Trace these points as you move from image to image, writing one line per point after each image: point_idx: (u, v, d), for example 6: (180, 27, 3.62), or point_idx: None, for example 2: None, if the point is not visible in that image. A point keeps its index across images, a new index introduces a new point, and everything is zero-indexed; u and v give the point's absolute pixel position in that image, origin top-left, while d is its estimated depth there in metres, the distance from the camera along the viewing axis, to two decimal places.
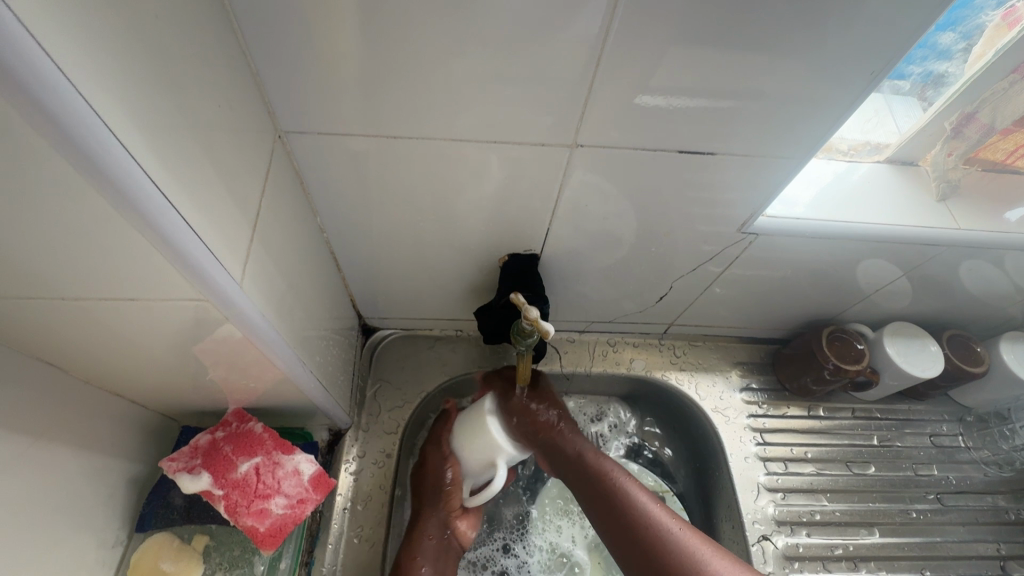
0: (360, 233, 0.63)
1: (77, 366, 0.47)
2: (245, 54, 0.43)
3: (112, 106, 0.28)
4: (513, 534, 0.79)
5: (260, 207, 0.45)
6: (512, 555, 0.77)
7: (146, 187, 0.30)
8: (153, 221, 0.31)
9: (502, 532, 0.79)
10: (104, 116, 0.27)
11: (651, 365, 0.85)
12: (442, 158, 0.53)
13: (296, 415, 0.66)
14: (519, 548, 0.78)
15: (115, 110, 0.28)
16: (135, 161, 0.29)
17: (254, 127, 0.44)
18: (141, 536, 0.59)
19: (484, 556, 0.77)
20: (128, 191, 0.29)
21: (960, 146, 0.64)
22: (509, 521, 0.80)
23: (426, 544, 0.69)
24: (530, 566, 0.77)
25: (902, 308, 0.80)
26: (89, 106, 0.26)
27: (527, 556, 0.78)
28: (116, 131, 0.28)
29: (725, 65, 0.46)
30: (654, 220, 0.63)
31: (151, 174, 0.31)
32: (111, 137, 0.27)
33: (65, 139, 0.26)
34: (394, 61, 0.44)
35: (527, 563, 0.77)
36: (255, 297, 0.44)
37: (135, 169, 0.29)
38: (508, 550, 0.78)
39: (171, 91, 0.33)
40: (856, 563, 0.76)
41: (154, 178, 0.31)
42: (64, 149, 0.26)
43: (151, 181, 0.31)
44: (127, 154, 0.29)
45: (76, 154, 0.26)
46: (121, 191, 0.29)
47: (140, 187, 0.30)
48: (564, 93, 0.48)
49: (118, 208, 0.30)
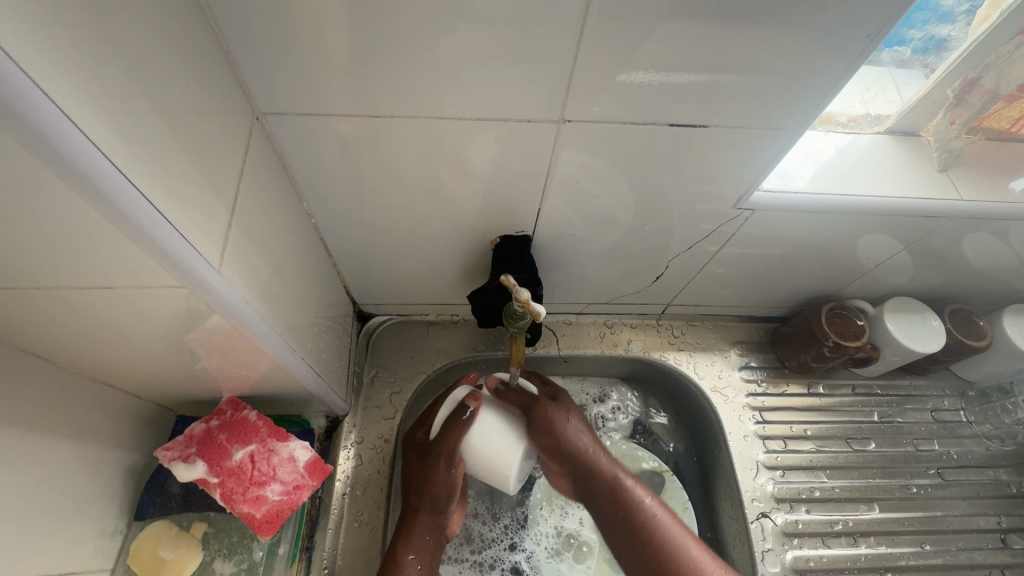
0: (348, 218, 0.62)
1: (66, 359, 0.47)
2: (215, 32, 0.41)
3: (64, 89, 0.26)
4: (517, 530, 0.78)
5: (237, 193, 0.44)
6: (519, 550, 0.77)
7: (97, 162, 0.28)
8: (110, 197, 0.30)
9: (507, 531, 0.78)
10: (42, 85, 0.25)
11: (649, 346, 0.85)
12: (427, 139, 0.52)
13: (291, 402, 0.66)
14: (526, 541, 0.78)
15: (61, 84, 0.26)
16: (78, 131, 0.27)
17: (226, 108, 0.42)
18: (140, 524, 0.59)
19: (491, 556, 0.76)
20: (74, 165, 0.27)
21: (962, 115, 0.62)
22: (511, 519, 0.79)
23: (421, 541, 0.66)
24: (540, 555, 0.77)
25: (904, 282, 0.78)
26: (23, 75, 0.24)
27: (534, 547, 0.77)
28: (54, 97, 0.26)
29: (718, 34, 0.44)
30: (648, 199, 0.62)
31: (99, 145, 0.29)
32: (65, 122, 0.26)
33: (15, 122, 0.25)
34: (373, 38, 0.43)
35: (535, 554, 0.77)
36: (235, 282, 0.43)
37: (83, 143, 0.27)
38: (515, 545, 0.77)
39: (132, 70, 0.32)
40: (855, 538, 0.76)
41: (104, 150, 0.29)
42: (15, 132, 0.25)
43: (98, 152, 0.29)
44: (82, 137, 0.27)
45: (4, 121, 0.24)
46: (79, 173, 0.28)
47: (89, 161, 0.28)
48: (550, 68, 0.46)
49: (68, 184, 0.28)
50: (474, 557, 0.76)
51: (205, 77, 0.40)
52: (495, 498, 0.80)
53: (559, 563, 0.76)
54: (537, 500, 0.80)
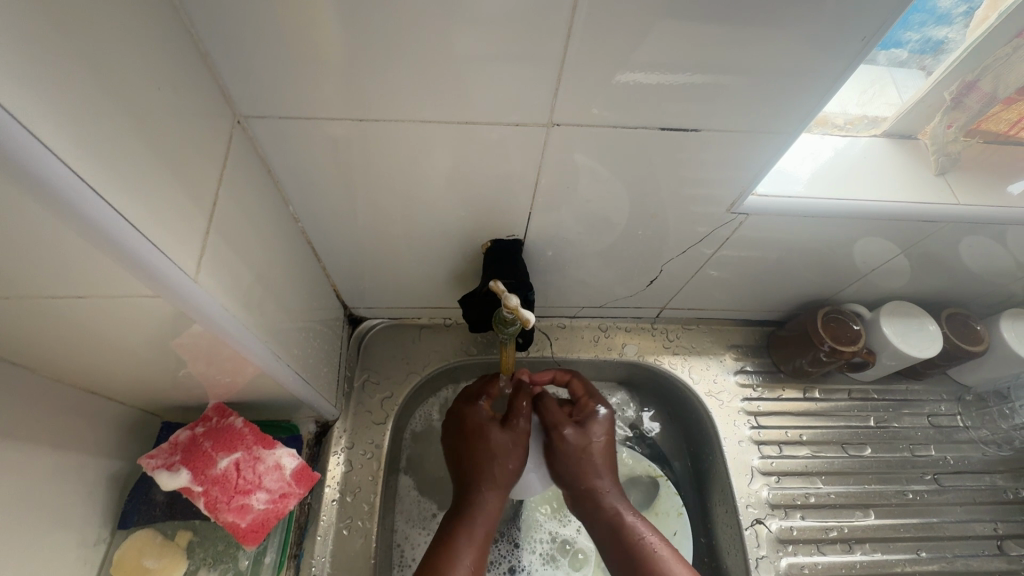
0: (336, 223, 0.61)
1: (44, 367, 0.46)
2: (193, 35, 0.40)
3: (29, 100, 0.26)
4: (513, 551, 0.76)
5: (218, 198, 0.43)
6: (518, 571, 0.75)
7: (67, 177, 0.28)
8: (75, 208, 0.29)
9: (504, 554, 0.76)
10: None
11: (643, 349, 0.84)
12: (414, 142, 0.51)
13: (279, 408, 0.66)
14: (524, 562, 0.76)
15: (20, 91, 0.25)
16: (37, 140, 0.26)
17: (205, 112, 0.42)
18: (124, 533, 0.58)
19: None
20: (33, 176, 0.26)
21: (960, 117, 0.61)
22: (506, 538, 0.77)
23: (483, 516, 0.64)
24: (538, 568, 0.76)
25: (901, 286, 0.78)
26: None
27: (533, 563, 0.76)
28: (7, 104, 0.24)
29: (708, 37, 0.43)
30: (641, 203, 0.61)
31: (60, 154, 0.27)
32: (30, 137, 0.26)
33: None
34: (357, 42, 0.42)
35: (535, 569, 0.76)
36: (215, 291, 0.42)
37: (50, 159, 0.27)
38: (515, 567, 0.76)
39: (103, 78, 0.31)
40: (851, 545, 0.75)
41: (66, 159, 0.28)
42: None
43: (60, 162, 0.27)
44: (49, 152, 0.27)
45: None
46: (45, 189, 0.27)
47: (49, 171, 0.27)
48: (537, 71, 0.45)
49: (29, 195, 0.27)
50: None
51: (183, 80, 0.39)
52: None
53: (556, 569, 0.76)
54: (528, 511, 0.79)
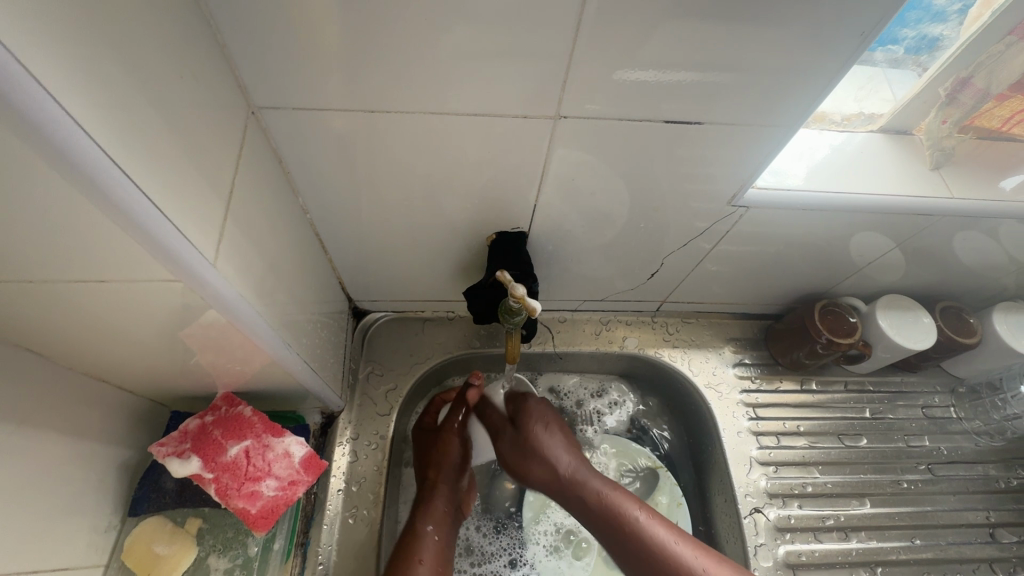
0: (344, 215, 0.61)
1: (59, 354, 0.46)
2: (210, 27, 0.41)
3: (68, 88, 0.27)
4: (517, 544, 0.77)
5: (233, 186, 0.43)
6: (520, 564, 0.76)
7: (103, 164, 0.29)
8: (102, 185, 0.30)
9: (507, 546, 0.77)
10: (47, 86, 0.26)
11: (644, 342, 0.85)
12: (422, 134, 0.52)
13: (286, 398, 0.66)
14: (527, 555, 0.77)
15: (49, 64, 0.26)
16: (78, 128, 0.27)
17: (221, 103, 0.42)
18: (134, 521, 0.59)
19: (491, 571, 0.76)
20: (59, 146, 0.27)
21: (955, 113, 0.62)
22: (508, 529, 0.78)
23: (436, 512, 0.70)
24: (541, 559, 0.77)
25: (896, 280, 0.79)
26: (38, 84, 0.25)
27: (535, 555, 0.77)
28: (38, 76, 0.25)
29: (710, 34, 0.45)
30: (644, 196, 0.62)
31: (85, 127, 0.28)
32: (71, 124, 0.27)
33: (27, 127, 0.25)
34: (370, 34, 0.43)
35: (537, 560, 0.76)
36: (231, 277, 0.43)
37: (89, 146, 0.28)
38: (517, 559, 0.76)
39: (129, 67, 0.32)
40: (847, 533, 0.76)
41: (91, 132, 0.28)
42: (25, 134, 0.26)
43: (91, 141, 0.28)
44: (89, 140, 0.28)
45: (15, 123, 0.25)
46: (84, 175, 0.28)
47: (74, 142, 0.27)
48: (546, 65, 0.46)
49: (58, 171, 0.28)
50: (474, 571, 0.75)
51: (201, 71, 0.39)
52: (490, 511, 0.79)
53: (558, 560, 0.77)
54: (532, 502, 0.80)
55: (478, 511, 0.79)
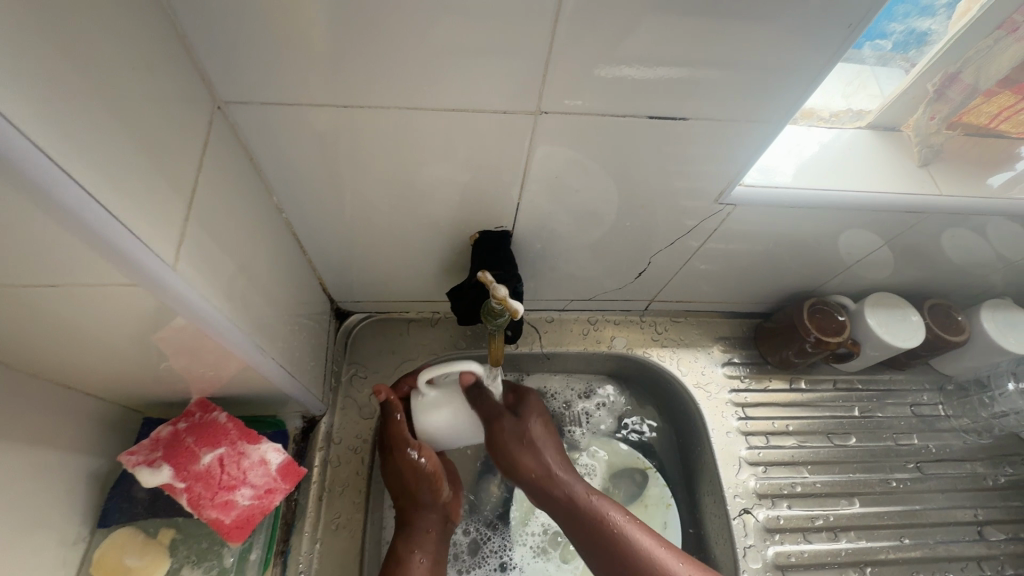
0: (322, 214, 0.60)
1: (18, 361, 0.44)
2: (169, 16, 0.39)
3: (5, 87, 0.25)
4: (506, 547, 0.76)
5: (198, 186, 0.42)
6: (509, 568, 0.75)
7: (49, 170, 0.27)
8: (47, 192, 0.28)
9: (496, 549, 0.76)
10: None
11: (632, 342, 0.84)
12: (399, 131, 0.50)
13: (264, 403, 0.64)
14: (516, 558, 0.76)
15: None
16: (18, 132, 0.26)
17: (183, 99, 0.40)
18: (104, 532, 0.57)
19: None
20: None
21: (942, 109, 0.61)
22: (495, 532, 0.77)
23: (422, 536, 0.67)
24: (530, 561, 0.76)
25: (884, 278, 0.79)
26: None
27: (524, 558, 0.76)
28: None
29: (693, 29, 0.43)
30: (629, 194, 0.60)
31: (18, 123, 0.26)
32: (9, 127, 0.25)
33: None
34: (340, 26, 0.41)
35: (526, 563, 0.75)
36: (195, 280, 0.41)
37: (31, 149, 0.26)
38: (505, 563, 0.75)
39: (76, 61, 0.30)
40: (836, 533, 0.76)
41: (25, 129, 0.26)
42: None
43: (34, 146, 0.27)
44: (31, 144, 0.26)
45: None
46: (25, 181, 0.27)
47: (11, 145, 0.25)
48: (525, 60, 0.45)
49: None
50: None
51: (160, 64, 0.38)
52: (477, 514, 0.78)
53: (546, 562, 0.76)
54: (518, 504, 0.79)
55: (465, 515, 0.77)
